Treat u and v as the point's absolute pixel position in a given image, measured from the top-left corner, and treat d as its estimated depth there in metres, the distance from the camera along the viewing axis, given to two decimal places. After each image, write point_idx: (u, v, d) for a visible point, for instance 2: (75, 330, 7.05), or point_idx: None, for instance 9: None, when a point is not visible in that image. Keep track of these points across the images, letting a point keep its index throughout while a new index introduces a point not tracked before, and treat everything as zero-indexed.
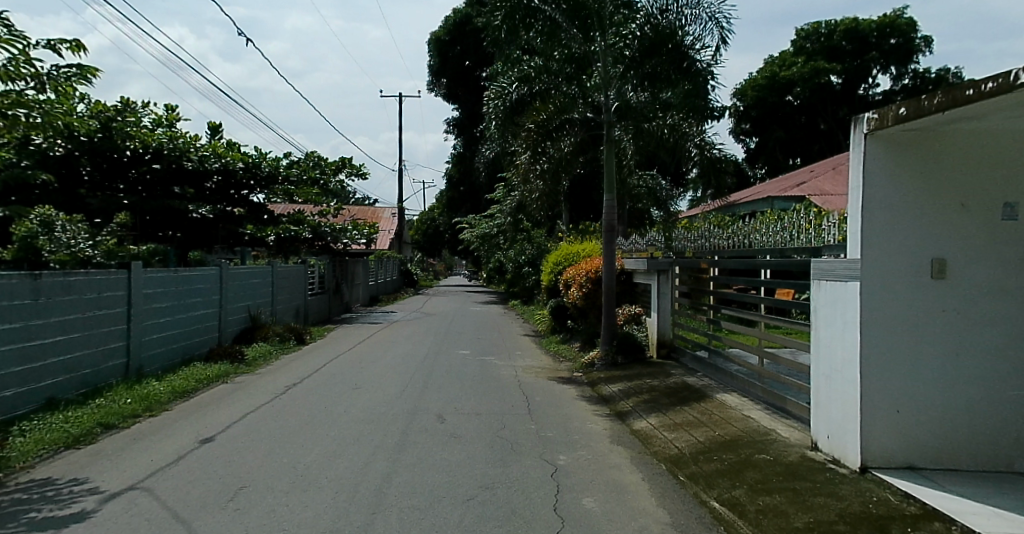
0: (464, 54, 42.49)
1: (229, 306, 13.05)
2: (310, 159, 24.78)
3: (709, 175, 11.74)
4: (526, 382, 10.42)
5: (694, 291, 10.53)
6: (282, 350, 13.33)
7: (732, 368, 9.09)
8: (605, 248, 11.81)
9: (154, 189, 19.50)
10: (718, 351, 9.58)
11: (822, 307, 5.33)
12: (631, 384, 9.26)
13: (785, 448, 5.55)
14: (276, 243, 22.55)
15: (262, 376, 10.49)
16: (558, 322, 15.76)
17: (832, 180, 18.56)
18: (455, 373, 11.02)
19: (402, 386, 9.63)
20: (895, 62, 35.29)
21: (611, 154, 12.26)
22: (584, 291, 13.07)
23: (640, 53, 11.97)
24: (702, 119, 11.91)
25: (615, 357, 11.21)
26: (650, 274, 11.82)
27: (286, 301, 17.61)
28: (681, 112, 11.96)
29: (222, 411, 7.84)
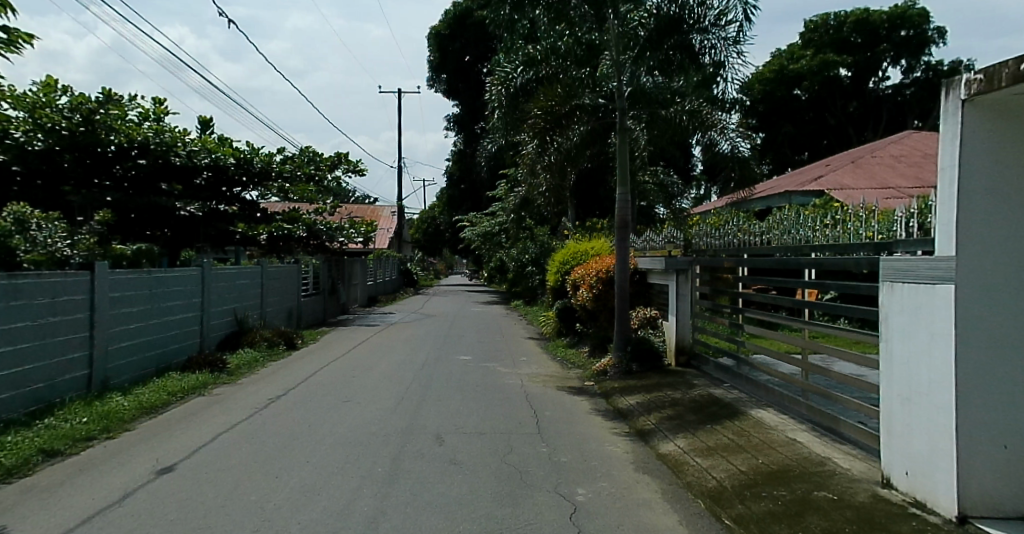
0: (464, 49, 41.57)
1: (213, 309, 12.16)
2: (305, 154, 23.92)
3: (731, 166, 11.26)
4: (534, 393, 9.50)
5: (714, 292, 9.64)
6: (270, 358, 12.44)
7: (762, 378, 8.19)
8: (617, 247, 10.89)
9: (141, 186, 18.63)
10: (746, 360, 8.65)
11: (896, 315, 4.41)
12: (650, 397, 8.36)
13: (849, 484, 4.60)
14: (267, 242, 21.80)
15: (243, 388, 9.57)
16: (567, 325, 14.91)
17: (850, 173, 17.66)
18: (456, 382, 10.13)
19: (397, 399, 8.72)
20: (906, 55, 34.63)
21: (624, 142, 11.28)
22: (594, 292, 12.15)
23: (656, 33, 10.92)
24: (724, 107, 11.33)
25: (629, 365, 10.29)
26: (666, 274, 10.90)
27: (278, 303, 16.73)
28: (700, 98, 11.40)
29: (191, 431, 6.91)
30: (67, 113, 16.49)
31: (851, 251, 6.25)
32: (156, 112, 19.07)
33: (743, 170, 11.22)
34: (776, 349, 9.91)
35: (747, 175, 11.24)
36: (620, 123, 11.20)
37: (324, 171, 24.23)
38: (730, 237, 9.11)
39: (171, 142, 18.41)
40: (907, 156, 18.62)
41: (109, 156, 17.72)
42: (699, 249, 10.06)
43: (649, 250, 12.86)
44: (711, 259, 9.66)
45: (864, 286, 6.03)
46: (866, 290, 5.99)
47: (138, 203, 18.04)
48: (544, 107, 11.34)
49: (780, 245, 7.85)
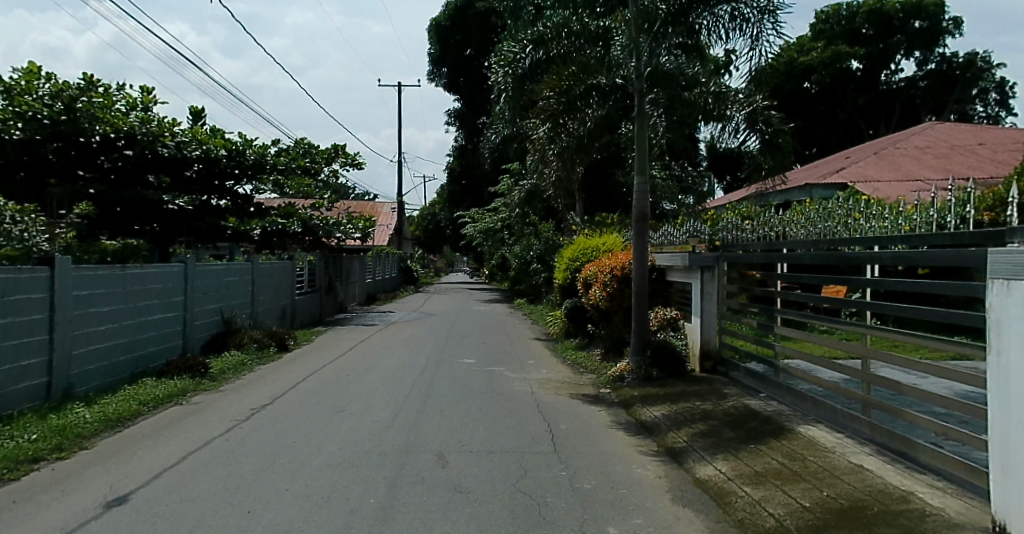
0: (465, 42, 40.53)
1: (197, 309, 11.30)
2: (300, 146, 23.04)
3: (761, 153, 10.28)
4: (546, 402, 8.60)
5: (743, 293, 8.73)
6: (259, 361, 11.60)
7: (801, 387, 7.32)
8: (635, 242, 10.01)
9: (127, 178, 17.71)
10: (782, 367, 7.72)
11: (1014, 322, 3.48)
12: (676, 409, 7.49)
13: (950, 530, 3.67)
14: (260, 238, 20.86)
15: (225, 396, 8.68)
16: (577, 326, 14.01)
17: (873, 166, 16.75)
18: (458, 390, 9.27)
19: (394, 410, 7.87)
20: (920, 47, 33.82)
21: (642, 129, 10.19)
22: (608, 291, 11.25)
23: (667, 19, 9.77)
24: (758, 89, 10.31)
25: (649, 371, 9.42)
26: (688, 271, 9.95)
27: (269, 301, 15.82)
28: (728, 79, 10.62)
29: (158, 451, 6.00)
30: (47, 100, 15.57)
31: (920, 244, 5.37)
32: (144, 101, 18.13)
33: (774, 157, 10.24)
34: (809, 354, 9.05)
35: (778, 162, 10.24)
36: (638, 105, 10.15)
37: (319, 164, 23.33)
38: (775, 230, 8.40)
39: (158, 132, 17.43)
40: (932, 147, 17.69)
41: (94, 146, 16.84)
42: (731, 245, 9.21)
43: (667, 245, 11.98)
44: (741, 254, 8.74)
45: (944, 284, 5.09)
46: (948, 289, 5.06)
47: (124, 196, 17.09)
48: (556, 86, 10.44)
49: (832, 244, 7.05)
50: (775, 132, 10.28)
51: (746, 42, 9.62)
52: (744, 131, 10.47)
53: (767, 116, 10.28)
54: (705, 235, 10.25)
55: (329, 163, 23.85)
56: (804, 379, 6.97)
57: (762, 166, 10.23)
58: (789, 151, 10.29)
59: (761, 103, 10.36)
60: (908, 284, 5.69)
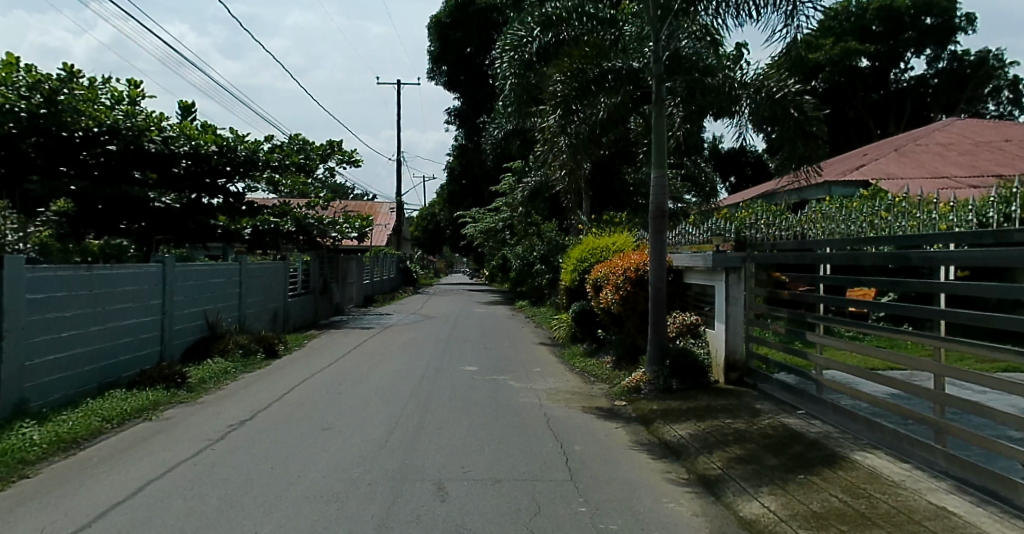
0: (465, 40, 39.69)
1: (178, 313, 10.46)
2: (295, 142, 22.22)
3: (794, 141, 9.34)
4: (556, 418, 7.77)
5: (773, 298, 7.93)
6: (244, 369, 10.78)
7: (845, 404, 6.51)
8: (652, 241, 9.18)
9: (111, 174, 16.86)
10: (820, 381, 6.85)
11: None
12: (705, 428, 6.65)
13: None
14: (252, 237, 19.87)
15: (201, 410, 7.83)
16: (586, 331, 13.22)
17: (896, 162, 15.89)
18: (460, 402, 8.44)
19: (387, 428, 7.05)
20: (932, 44, 32.94)
21: (659, 115, 9.31)
22: (620, 295, 10.40)
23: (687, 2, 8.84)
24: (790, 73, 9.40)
25: (668, 382, 8.61)
26: (710, 272, 9.10)
27: (259, 303, 14.99)
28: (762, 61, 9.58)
29: (111, 481, 5.14)
30: (25, 93, 14.76)
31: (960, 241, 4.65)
32: (130, 95, 17.31)
33: (808, 147, 9.30)
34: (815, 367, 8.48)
35: (813, 151, 9.28)
36: (656, 91, 9.29)
37: (315, 160, 22.50)
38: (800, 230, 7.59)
39: (143, 126, 16.58)
40: (957, 143, 16.83)
41: (75, 141, 16.00)
42: (758, 244, 8.37)
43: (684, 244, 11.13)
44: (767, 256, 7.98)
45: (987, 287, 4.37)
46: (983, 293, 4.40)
47: (107, 193, 16.25)
48: (566, 70, 9.54)
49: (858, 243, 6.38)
50: (809, 120, 9.34)
51: (781, 17, 8.81)
52: (777, 119, 9.43)
53: (800, 102, 9.30)
54: (729, 233, 9.25)
55: (325, 160, 23.02)
56: (851, 395, 6.16)
57: (797, 156, 9.25)
58: (825, 141, 9.37)
59: (794, 84, 9.39)
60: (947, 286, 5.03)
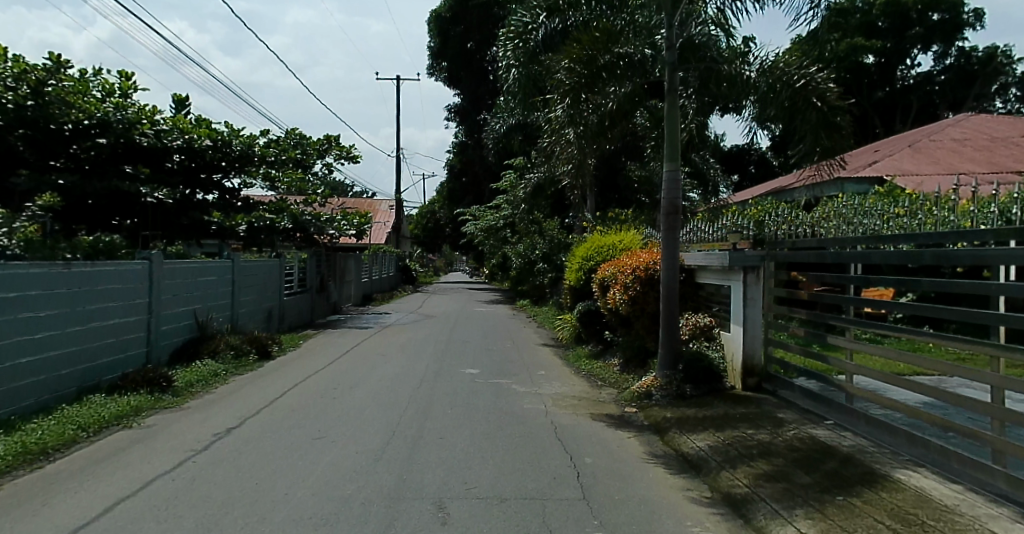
0: (466, 36, 39.15)
1: (165, 312, 9.97)
2: (292, 137, 21.72)
3: (817, 133, 8.80)
4: (564, 427, 7.30)
5: (793, 299, 7.50)
6: (236, 372, 10.30)
7: (875, 414, 6.05)
8: (663, 239, 8.70)
9: (102, 169, 16.37)
10: (848, 389, 6.37)
11: None
12: (726, 440, 6.16)
13: None
14: (247, 234, 19.29)
15: (187, 417, 7.32)
16: (592, 332, 12.76)
17: (910, 158, 15.44)
18: (460, 409, 7.96)
19: (383, 438, 6.59)
20: (939, 41, 32.44)
21: (672, 105, 8.82)
22: (629, 295, 9.89)
23: None
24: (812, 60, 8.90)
25: (682, 387, 8.16)
26: (726, 272, 8.59)
27: (253, 303, 14.53)
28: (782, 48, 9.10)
29: (76, 501, 4.62)
30: (12, 84, 14.28)
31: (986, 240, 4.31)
32: (122, 88, 16.84)
33: (832, 139, 8.77)
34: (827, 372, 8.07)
35: (837, 144, 8.75)
36: (668, 80, 8.81)
37: (312, 155, 21.97)
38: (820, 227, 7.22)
39: (135, 119, 16.20)
40: (972, 140, 16.37)
41: (65, 133, 15.53)
42: (776, 242, 7.89)
43: (694, 242, 10.62)
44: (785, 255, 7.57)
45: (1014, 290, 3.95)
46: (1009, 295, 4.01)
47: (97, 188, 15.72)
48: (575, 56, 9.04)
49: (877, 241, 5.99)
50: (834, 109, 8.79)
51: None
52: (801, 110, 8.86)
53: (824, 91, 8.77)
54: (747, 231, 8.63)
55: (323, 155, 22.49)
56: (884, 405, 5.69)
57: (820, 148, 8.73)
58: (849, 133, 8.84)
59: (817, 72, 8.88)
60: (961, 286, 4.76)
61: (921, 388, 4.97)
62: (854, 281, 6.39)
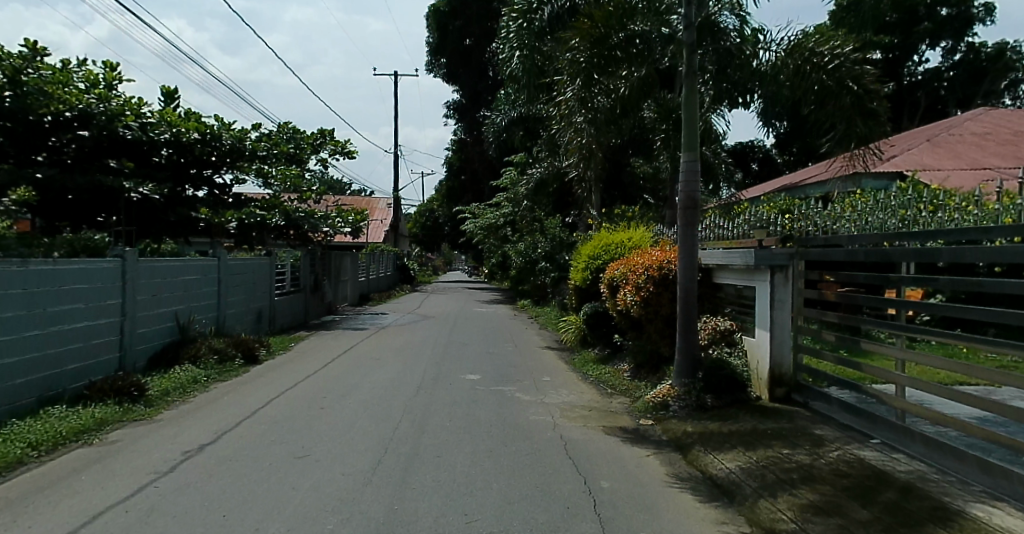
0: (465, 31, 38.42)
1: (141, 314, 9.21)
2: (285, 131, 20.98)
3: (850, 120, 8.15)
4: (575, 443, 6.59)
5: (821, 301, 6.85)
6: (219, 378, 9.61)
7: (925, 431, 5.34)
8: (680, 236, 8.00)
9: (83, 163, 15.64)
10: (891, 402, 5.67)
11: None
12: (760, 461, 5.45)
13: None
14: (237, 231, 18.53)
15: (156, 432, 6.55)
16: (599, 336, 12.08)
17: (930, 152, 14.76)
18: (460, 422, 7.23)
19: (374, 458, 5.84)
20: (947, 36, 31.55)
21: (691, 88, 8.13)
22: (642, 297, 9.19)
23: None
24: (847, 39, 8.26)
25: (702, 397, 7.46)
26: (749, 271, 7.87)
27: (241, 304, 13.85)
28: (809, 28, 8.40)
29: None
30: None
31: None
32: (107, 79, 16.07)
33: (868, 126, 8.12)
34: (858, 381, 7.39)
35: (873, 131, 8.05)
36: (687, 62, 8.14)
37: (305, 150, 21.22)
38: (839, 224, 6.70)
39: (117, 110, 15.35)
40: (993, 134, 15.72)
41: (44, 125, 14.85)
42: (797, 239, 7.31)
43: (711, 239, 9.90)
44: (812, 254, 6.85)
45: None
46: None
47: (78, 182, 14.98)
48: (586, 34, 8.35)
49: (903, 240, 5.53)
50: (869, 94, 8.15)
51: None
52: (833, 96, 8.24)
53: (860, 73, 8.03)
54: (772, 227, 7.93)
55: (318, 150, 21.78)
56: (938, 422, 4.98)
57: (853, 137, 8.02)
58: (884, 120, 8.12)
59: (850, 51, 8.26)
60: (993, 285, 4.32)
61: (974, 401, 4.32)
62: (883, 282, 5.86)
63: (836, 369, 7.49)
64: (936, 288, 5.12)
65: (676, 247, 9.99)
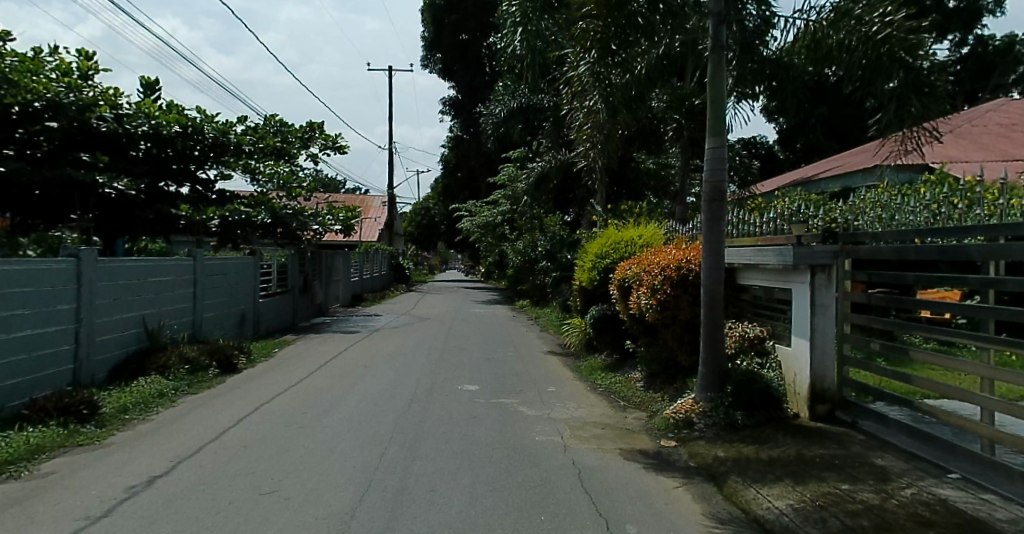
0: (461, 26, 37.29)
1: (99, 320, 8.19)
2: (271, 124, 19.99)
3: (905, 98, 6.77)
4: (591, 471, 5.66)
5: (868, 305, 5.99)
6: (189, 390, 8.66)
7: (991, 455, 4.53)
8: (706, 232, 7.11)
9: (55, 156, 14.71)
10: (955, 424, 4.85)
11: None
12: (816, 498, 4.53)
13: None
14: (220, 228, 17.54)
15: (100, 461, 5.55)
16: (607, 340, 11.21)
17: (954, 144, 13.92)
18: (457, 444, 6.36)
19: (355, 495, 4.91)
20: (957, 28, 30.55)
21: (716, 67, 7.26)
22: (657, 300, 8.29)
23: None
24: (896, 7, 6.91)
25: (731, 415, 6.57)
26: (784, 272, 6.96)
27: (222, 306, 12.93)
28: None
29: None
30: None
31: None
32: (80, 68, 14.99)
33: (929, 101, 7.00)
34: (905, 394, 6.61)
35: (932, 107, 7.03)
36: (713, 36, 7.24)
37: (293, 144, 20.22)
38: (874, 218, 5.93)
39: (90, 100, 14.30)
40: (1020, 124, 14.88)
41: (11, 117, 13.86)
42: (831, 230, 6.46)
43: (732, 236, 9.00)
44: (859, 251, 5.96)
45: None
46: None
47: (47, 177, 13.96)
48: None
49: (944, 233, 4.82)
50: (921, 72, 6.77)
51: None
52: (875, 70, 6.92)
53: (916, 43, 6.77)
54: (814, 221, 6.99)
55: (307, 145, 20.82)
56: (1007, 448, 4.19)
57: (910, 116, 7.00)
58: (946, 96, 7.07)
59: (903, 19, 6.87)
60: None
61: None
62: (933, 283, 5.07)
63: (880, 381, 6.70)
64: (990, 290, 4.39)
65: (693, 244, 9.10)
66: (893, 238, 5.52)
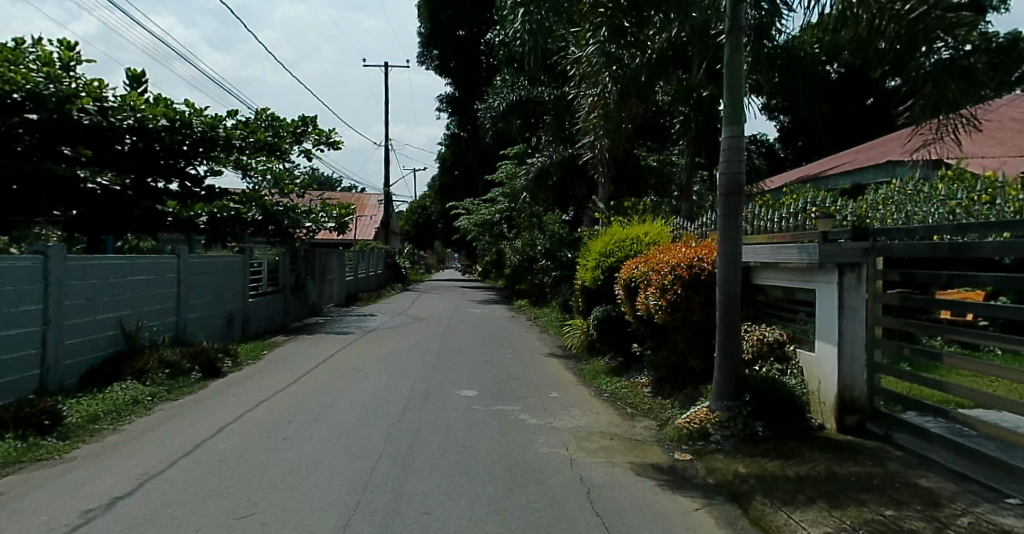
0: (457, 22, 36.54)
1: (69, 322, 7.63)
2: (262, 118, 19.37)
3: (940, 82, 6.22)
4: (600, 490, 5.14)
5: (902, 308, 5.48)
6: (167, 396, 8.12)
7: None
8: (722, 229, 6.58)
9: (34, 150, 14.07)
10: (1007, 441, 4.35)
11: None
12: (857, 524, 4.02)
13: None
14: (209, 226, 16.86)
15: (55, 480, 4.97)
16: (611, 343, 10.70)
17: (971, 138, 13.42)
18: (454, 458, 5.83)
19: (339, 520, 4.36)
20: None
21: (734, 46, 6.71)
22: (667, 300, 7.79)
23: None
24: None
25: (751, 426, 6.07)
26: (808, 272, 6.45)
27: (208, 306, 12.38)
28: None
29: None
30: None
31: None
32: (61, 58, 14.13)
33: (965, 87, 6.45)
34: (938, 403, 6.16)
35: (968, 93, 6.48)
36: (730, 15, 6.70)
37: (284, 139, 19.59)
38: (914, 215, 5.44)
39: (72, 92, 13.75)
40: None
41: None
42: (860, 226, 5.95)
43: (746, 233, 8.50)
44: (892, 249, 5.44)
45: None
46: None
47: (26, 171, 13.38)
48: None
49: (994, 229, 4.30)
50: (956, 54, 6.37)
51: None
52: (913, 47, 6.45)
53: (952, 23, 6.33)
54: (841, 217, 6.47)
55: (300, 140, 20.22)
56: None
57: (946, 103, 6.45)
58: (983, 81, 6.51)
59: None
60: None
61: None
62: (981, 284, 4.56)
63: (909, 389, 6.25)
64: None
65: (705, 241, 8.60)
66: (933, 235, 5.01)
